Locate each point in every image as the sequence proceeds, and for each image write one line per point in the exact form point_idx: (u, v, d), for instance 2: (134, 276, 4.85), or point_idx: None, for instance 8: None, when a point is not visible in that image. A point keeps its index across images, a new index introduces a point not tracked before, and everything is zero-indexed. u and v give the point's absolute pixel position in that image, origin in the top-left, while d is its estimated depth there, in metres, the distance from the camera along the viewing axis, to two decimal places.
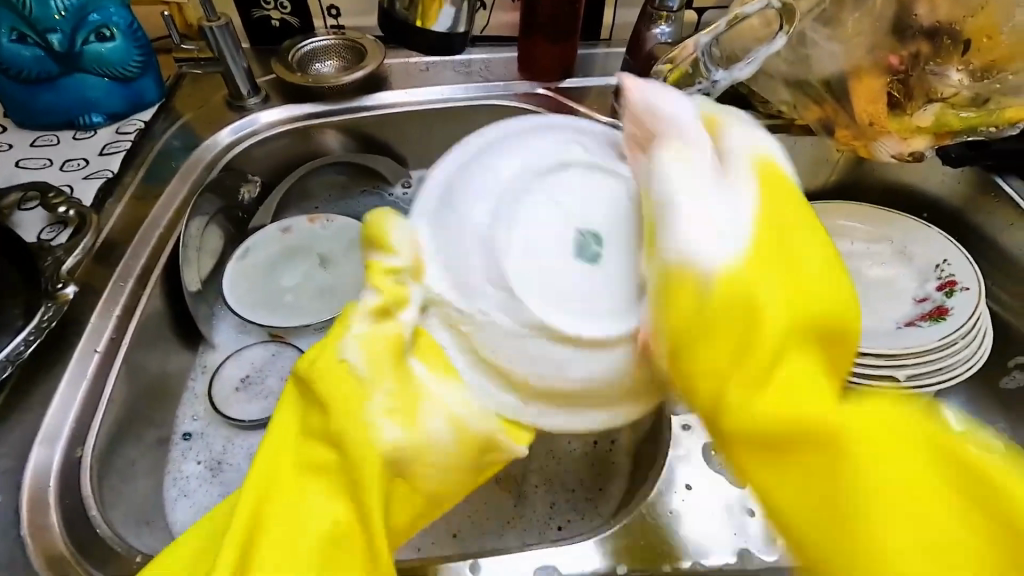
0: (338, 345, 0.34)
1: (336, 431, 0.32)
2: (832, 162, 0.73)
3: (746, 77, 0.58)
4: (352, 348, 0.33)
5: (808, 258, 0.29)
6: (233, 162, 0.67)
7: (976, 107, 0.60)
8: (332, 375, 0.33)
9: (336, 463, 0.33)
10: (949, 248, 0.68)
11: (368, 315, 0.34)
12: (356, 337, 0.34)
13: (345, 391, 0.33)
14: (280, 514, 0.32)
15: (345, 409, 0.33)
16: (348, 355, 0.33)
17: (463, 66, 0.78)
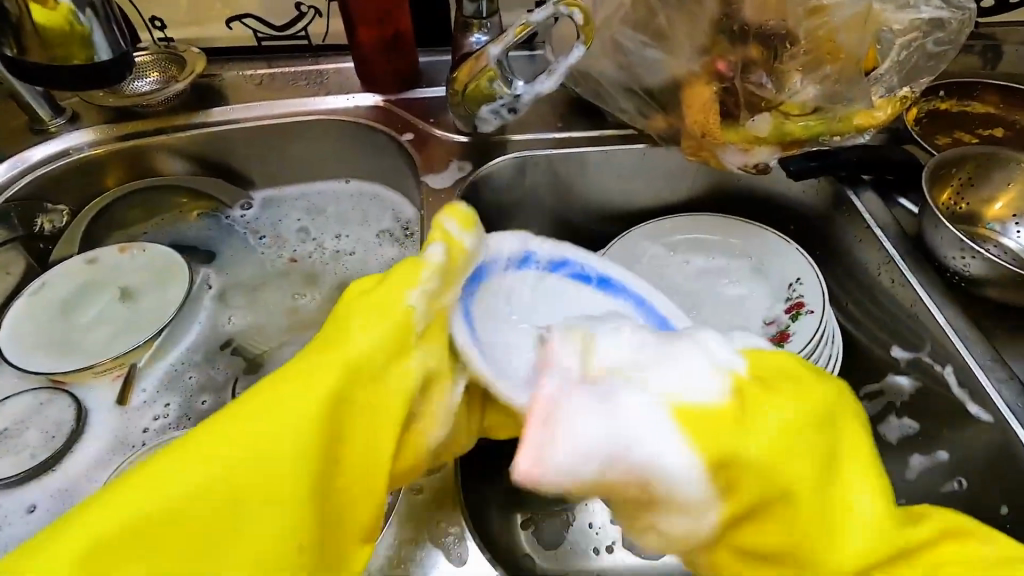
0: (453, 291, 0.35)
1: (364, 370, 0.31)
2: (690, 173, 0.68)
3: (548, 91, 0.53)
4: (417, 297, 0.33)
5: (771, 414, 0.31)
6: (23, 194, 0.62)
7: (817, 114, 0.55)
8: (394, 313, 0.32)
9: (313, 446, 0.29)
10: (804, 264, 0.63)
11: (436, 272, 0.34)
12: (428, 287, 0.34)
13: (396, 327, 0.32)
14: (247, 419, 0.29)
15: (388, 352, 0.32)
16: (415, 299, 0.33)
17: (301, 77, 0.73)
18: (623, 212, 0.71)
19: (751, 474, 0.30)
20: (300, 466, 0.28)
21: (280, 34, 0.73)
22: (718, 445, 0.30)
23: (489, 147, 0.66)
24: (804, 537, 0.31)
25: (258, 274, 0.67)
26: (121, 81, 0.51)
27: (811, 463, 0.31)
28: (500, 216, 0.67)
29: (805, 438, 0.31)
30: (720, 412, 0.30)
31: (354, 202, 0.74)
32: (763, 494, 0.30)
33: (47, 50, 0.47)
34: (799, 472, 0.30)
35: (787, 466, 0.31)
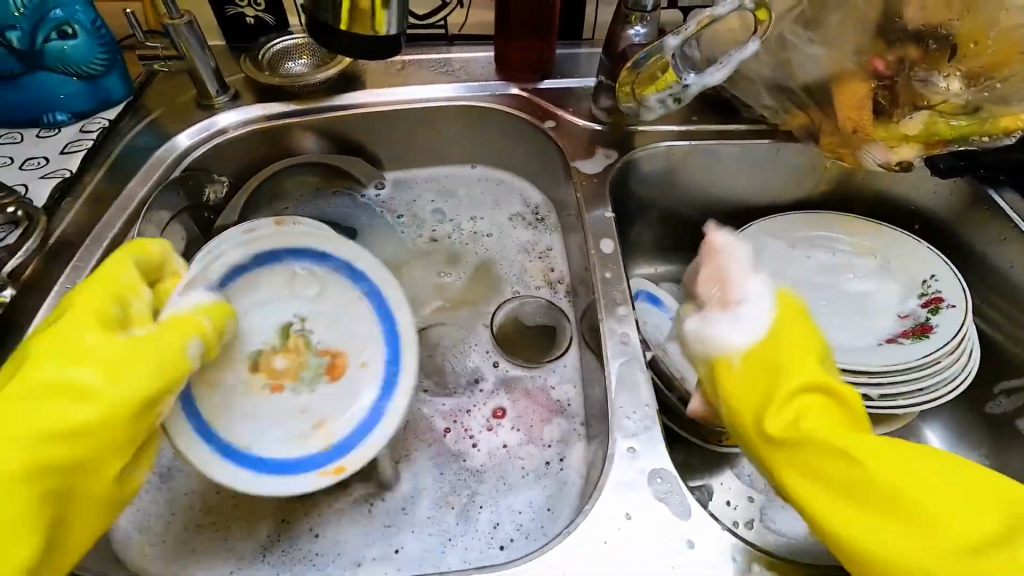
0: (186, 361, 0.39)
1: (92, 391, 0.36)
2: (820, 169, 0.70)
3: (717, 82, 0.56)
4: (196, 346, 0.40)
5: (794, 390, 0.41)
6: (198, 162, 0.66)
7: (968, 115, 0.56)
8: (140, 344, 0.38)
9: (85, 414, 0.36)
10: (936, 262, 0.64)
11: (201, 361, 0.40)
12: (202, 338, 0.40)
13: (170, 364, 0.38)
14: (17, 404, 0.35)
15: (110, 405, 0.36)
16: (195, 350, 0.39)
17: (440, 65, 0.76)
18: (747, 206, 0.73)
19: (812, 424, 0.39)
20: (108, 423, 0.36)
21: (420, 22, 0.76)
22: (817, 423, 0.40)
23: (629, 137, 0.68)
24: (881, 526, 0.36)
25: (400, 251, 0.70)
26: (391, 57, 0.45)
27: (836, 469, 0.38)
28: (633, 205, 0.70)
29: (824, 435, 0.39)
30: (824, 403, 0.41)
31: (483, 186, 0.77)
32: (835, 469, 0.38)
33: (341, 18, 0.42)
34: (845, 475, 0.38)
35: (838, 466, 0.38)
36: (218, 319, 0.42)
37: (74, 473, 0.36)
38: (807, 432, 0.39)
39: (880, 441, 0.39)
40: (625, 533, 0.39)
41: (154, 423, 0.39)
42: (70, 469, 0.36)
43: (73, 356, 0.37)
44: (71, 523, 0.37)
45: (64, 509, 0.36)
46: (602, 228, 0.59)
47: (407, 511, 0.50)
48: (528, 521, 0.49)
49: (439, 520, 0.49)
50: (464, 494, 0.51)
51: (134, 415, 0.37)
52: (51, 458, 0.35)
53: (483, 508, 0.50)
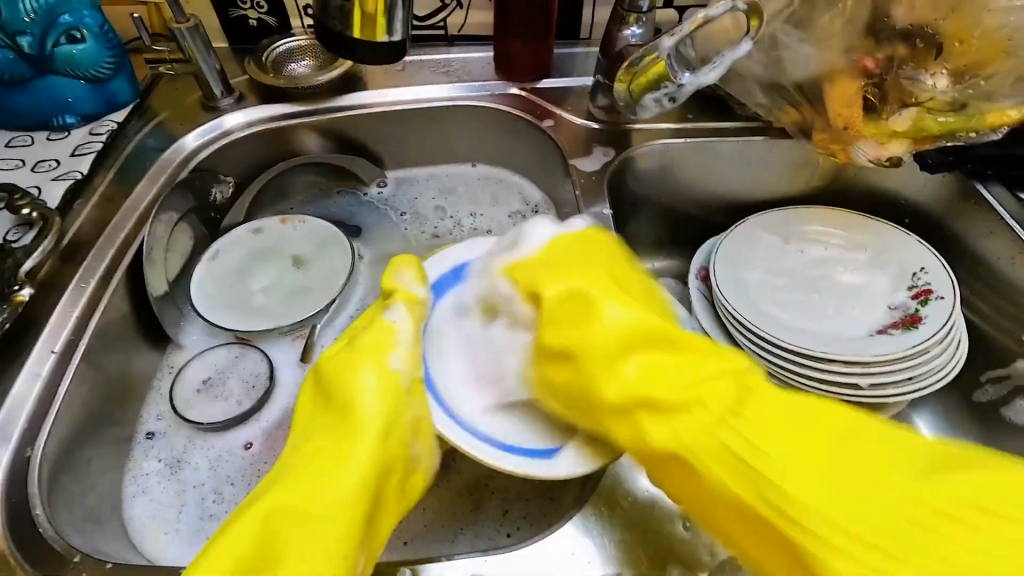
0: (384, 360, 0.41)
1: (351, 441, 0.38)
2: (813, 165, 0.72)
3: (712, 81, 0.58)
4: (399, 359, 0.41)
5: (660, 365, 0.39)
6: (205, 163, 0.67)
7: (955, 112, 0.58)
8: (378, 381, 0.40)
9: (309, 495, 0.36)
10: (926, 254, 0.66)
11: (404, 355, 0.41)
12: (404, 350, 0.41)
13: (388, 394, 0.40)
14: (264, 501, 0.36)
15: (385, 423, 0.39)
16: (397, 364, 0.41)
17: (440, 65, 0.77)
18: (742, 202, 0.75)
19: (669, 392, 0.38)
20: (339, 502, 0.36)
21: (420, 24, 0.78)
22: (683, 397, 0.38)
23: (626, 135, 0.70)
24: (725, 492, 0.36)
25: (403, 248, 0.72)
26: (398, 60, 0.49)
27: (669, 433, 0.38)
28: (630, 201, 0.72)
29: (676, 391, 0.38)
30: (665, 371, 0.39)
31: (483, 184, 0.78)
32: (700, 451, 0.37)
33: (352, 27, 0.46)
34: (674, 438, 0.37)
35: (667, 433, 0.38)
36: (409, 312, 0.43)
37: (305, 486, 0.37)
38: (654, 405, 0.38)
39: (777, 415, 0.37)
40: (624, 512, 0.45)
41: (395, 426, 0.39)
42: (303, 479, 0.37)
43: (316, 394, 0.43)
44: (296, 534, 0.35)
45: (305, 519, 0.35)
46: (601, 224, 0.60)
47: (415, 499, 0.50)
48: (534, 509, 0.50)
49: (447, 508, 0.50)
50: (473, 481, 0.51)
51: (366, 418, 0.39)
52: (277, 546, 0.35)
53: (494, 495, 0.50)
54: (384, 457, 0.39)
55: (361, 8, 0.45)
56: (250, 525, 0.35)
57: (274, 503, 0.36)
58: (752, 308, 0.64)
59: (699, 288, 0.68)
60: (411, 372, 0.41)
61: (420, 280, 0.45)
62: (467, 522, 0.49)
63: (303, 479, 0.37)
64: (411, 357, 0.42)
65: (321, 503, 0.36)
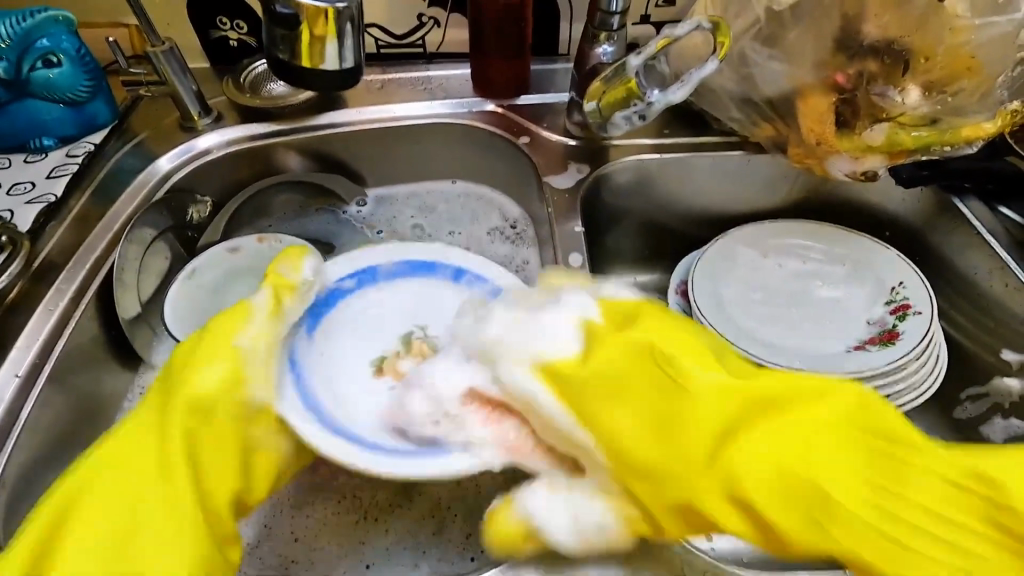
0: (234, 340, 0.43)
1: (194, 424, 0.40)
2: (791, 179, 0.71)
3: (680, 99, 0.58)
4: (244, 338, 0.44)
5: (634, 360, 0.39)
6: (180, 184, 0.68)
7: (928, 126, 0.58)
8: (225, 355, 0.42)
9: (155, 474, 0.39)
10: (906, 269, 0.65)
11: (262, 332, 0.44)
12: (254, 329, 0.44)
13: (231, 371, 0.42)
14: (91, 500, 0.38)
15: (227, 390, 0.41)
16: (241, 341, 0.43)
17: (419, 82, 0.77)
18: (721, 216, 0.74)
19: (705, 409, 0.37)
20: (169, 492, 0.38)
21: (398, 42, 0.78)
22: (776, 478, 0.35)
23: (602, 152, 0.69)
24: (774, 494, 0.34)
25: None
26: (354, 85, 0.52)
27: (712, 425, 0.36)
28: (607, 216, 0.71)
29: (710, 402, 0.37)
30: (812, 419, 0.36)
31: (462, 201, 0.78)
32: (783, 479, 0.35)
33: (300, 57, 0.49)
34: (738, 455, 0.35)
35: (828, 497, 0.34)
36: (270, 292, 0.47)
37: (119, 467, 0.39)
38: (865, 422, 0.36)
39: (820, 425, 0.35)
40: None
41: (218, 407, 0.41)
42: (128, 458, 0.40)
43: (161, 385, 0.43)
44: (90, 521, 0.37)
45: (144, 487, 0.38)
46: (572, 242, 0.61)
47: (380, 521, 0.50)
48: None
49: (413, 529, 0.50)
50: (438, 504, 0.51)
51: (210, 394, 0.41)
52: (116, 530, 0.37)
53: (458, 517, 0.50)
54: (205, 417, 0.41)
55: (308, 30, 0.47)
56: (100, 518, 0.37)
57: (112, 471, 0.39)
58: (729, 324, 0.63)
59: (679, 303, 0.67)
60: (255, 349, 0.44)
61: (270, 296, 0.46)
62: (429, 546, 0.49)
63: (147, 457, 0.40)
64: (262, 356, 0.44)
65: (115, 482, 0.38)
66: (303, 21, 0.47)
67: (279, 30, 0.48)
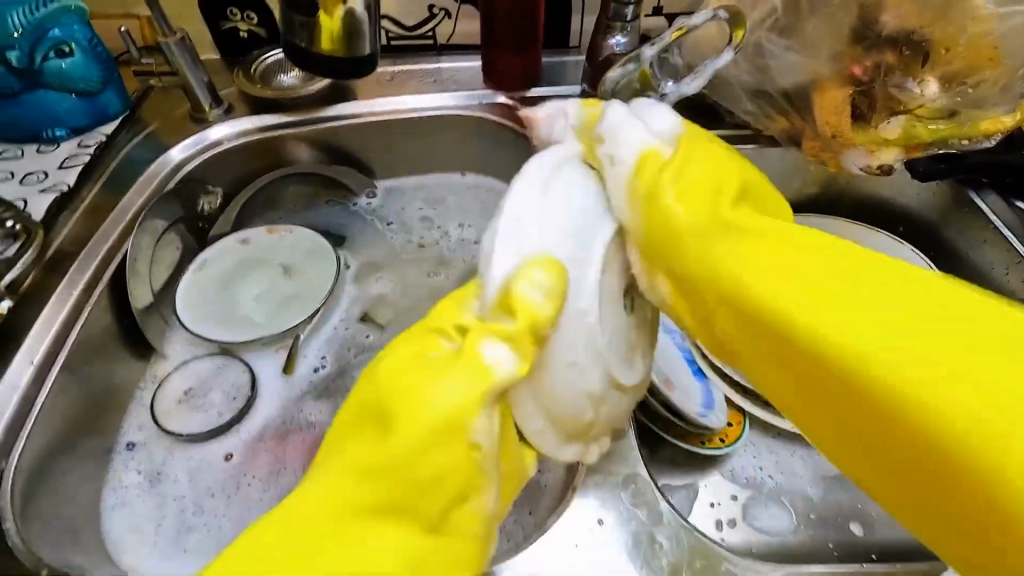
0: (475, 477, 0.31)
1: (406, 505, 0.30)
2: (804, 172, 0.71)
3: (693, 91, 0.56)
4: (454, 394, 0.29)
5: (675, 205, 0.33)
6: (192, 174, 0.68)
7: (946, 119, 0.57)
8: (456, 442, 0.30)
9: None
10: (921, 264, 0.65)
11: (506, 372, 0.30)
12: (465, 389, 0.30)
13: (466, 462, 0.30)
14: None
15: (456, 481, 0.30)
16: (450, 399, 0.29)
17: (429, 74, 0.77)
18: None
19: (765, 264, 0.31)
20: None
21: (408, 33, 0.78)
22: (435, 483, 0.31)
23: None
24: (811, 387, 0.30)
25: (390, 257, 0.72)
26: (369, 74, 0.52)
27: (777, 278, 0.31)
28: None
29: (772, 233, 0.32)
30: (759, 254, 0.31)
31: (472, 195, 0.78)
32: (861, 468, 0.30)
33: (323, 43, 0.48)
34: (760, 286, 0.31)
35: (948, 401, 0.26)
36: (514, 351, 0.30)
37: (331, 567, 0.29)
38: (730, 276, 0.32)
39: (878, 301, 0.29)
40: (593, 536, 0.44)
41: (436, 494, 0.30)
42: (307, 550, 0.29)
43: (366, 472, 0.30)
44: None
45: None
46: None
47: None
48: (512, 526, 0.50)
49: None
50: None
51: (458, 486, 0.30)
52: None
53: None
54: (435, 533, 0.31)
55: (326, 18, 0.47)
56: None
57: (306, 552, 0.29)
58: None
59: None
60: (485, 431, 0.30)
61: (518, 363, 0.30)
62: None
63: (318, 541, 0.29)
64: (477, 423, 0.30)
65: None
66: (321, 11, 0.47)
67: (299, 17, 0.48)
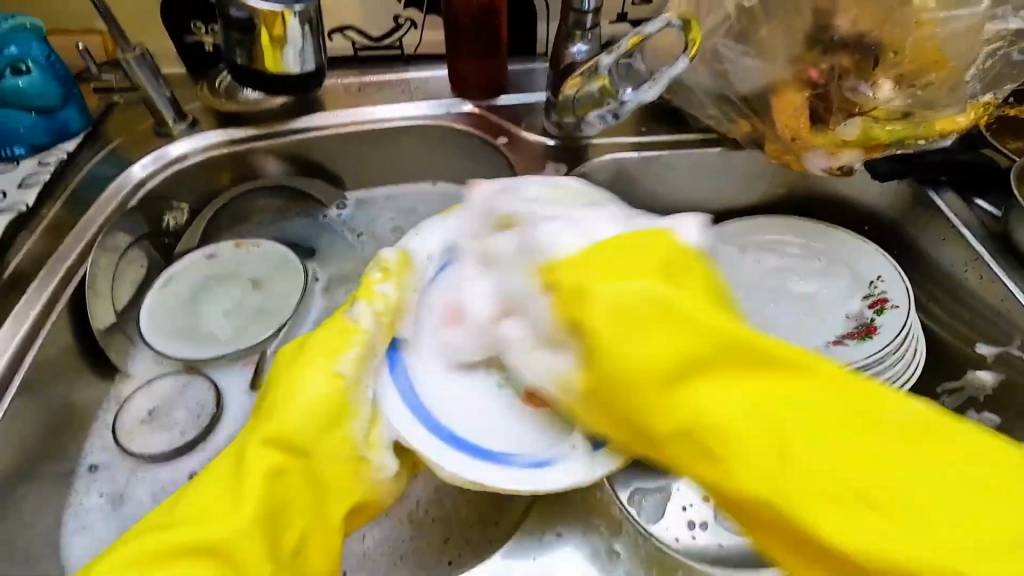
0: (347, 421, 0.41)
1: (303, 441, 0.39)
2: (770, 174, 0.71)
3: (652, 99, 0.59)
4: (344, 363, 0.41)
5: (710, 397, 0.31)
6: (155, 192, 0.67)
7: (902, 119, 0.58)
8: (326, 385, 0.40)
9: (246, 509, 0.36)
10: (885, 263, 0.65)
11: (360, 325, 0.43)
12: (352, 354, 0.42)
13: (328, 404, 0.40)
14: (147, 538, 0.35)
15: (324, 425, 0.40)
16: (341, 367, 0.41)
17: (398, 84, 0.77)
18: (703, 214, 0.74)
19: (726, 425, 0.31)
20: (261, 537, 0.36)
21: (376, 44, 0.78)
22: (677, 346, 0.32)
23: (581, 150, 0.69)
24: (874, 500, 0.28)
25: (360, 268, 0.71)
26: (318, 87, 0.52)
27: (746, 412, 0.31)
28: None
29: (751, 395, 0.31)
30: (739, 399, 0.31)
31: (443, 203, 0.78)
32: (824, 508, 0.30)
33: (262, 59, 0.49)
34: (746, 450, 0.30)
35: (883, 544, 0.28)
36: (371, 308, 0.43)
37: (216, 512, 0.36)
38: (712, 424, 0.31)
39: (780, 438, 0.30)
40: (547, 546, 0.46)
41: (325, 433, 0.40)
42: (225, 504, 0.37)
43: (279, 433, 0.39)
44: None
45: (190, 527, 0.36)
46: None
47: (356, 527, 0.50)
48: (477, 537, 0.49)
49: (392, 534, 0.50)
50: (420, 508, 0.51)
51: (316, 436, 0.40)
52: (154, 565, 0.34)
53: (435, 521, 0.50)
54: (319, 472, 0.39)
55: (266, 32, 0.47)
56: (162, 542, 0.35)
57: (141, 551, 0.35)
58: None
59: None
60: (357, 379, 0.42)
61: (369, 310, 0.43)
62: (410, 551, 0.49)
63: (219, 472, 0.38)
64: (354, 357, 0.42)
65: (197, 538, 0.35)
66: (261, 25, 0.47)
67: (236, 36, 0.48)
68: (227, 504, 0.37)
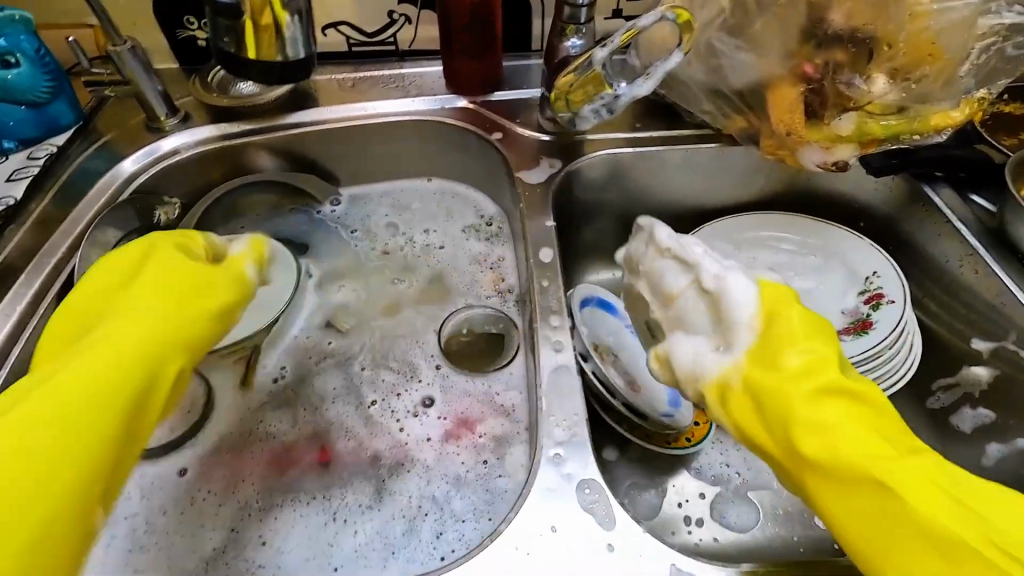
0: (208, 297, 0.48)
1: (170, 305, 0.47)
2: (765, 170, 0.71)
3: (645, 93, 0.59)
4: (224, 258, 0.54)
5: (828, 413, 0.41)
6: (147, 185, 0.67)
7: (897, 114, 0.58)
8: (175, 263, 0.49)
9: (117, 356, 0.42)
10: (880, 261, 0.65)
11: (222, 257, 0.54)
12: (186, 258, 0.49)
13: (175, 271, 0.48)
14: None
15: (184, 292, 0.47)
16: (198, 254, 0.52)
17: (392, 80, 0.76)
18: (698, 210, 0.74)
19: (840, 448, 0.39)
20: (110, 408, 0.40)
21: (369, 39, 0.77)
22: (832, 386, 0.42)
23: (575, 146, 0.69)
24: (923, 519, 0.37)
25: (352, 264, 0.70)
26: (304, 77, 0.52)
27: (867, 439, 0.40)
28: (583, 211, 0.71)
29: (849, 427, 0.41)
30: (857, 419, 0.41)
31: (437, 199, 0.77)
32: (878, 501, 0.38)
33: (246, 46, 0.48)
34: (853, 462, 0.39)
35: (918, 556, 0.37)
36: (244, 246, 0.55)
37: (69, 380, 0.40)
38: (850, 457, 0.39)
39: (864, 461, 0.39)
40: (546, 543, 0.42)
41: (186, 305, 0.47)
42: (85, 382, 0.40)
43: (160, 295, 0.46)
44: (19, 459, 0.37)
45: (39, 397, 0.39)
46: (543, 237, 0.61)
47: (349, 522, 0.50)
48: (470, 531, 0.49)
49: (384, 529, 0.49)
50: (416, 506, 0.51)
51: (182, 293, 0.47)
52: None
53: (428, 516, 0.50)
54: (177, 329, 0.46)
55: (252, 21, 0.47)
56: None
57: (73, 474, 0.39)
58: None
59: None
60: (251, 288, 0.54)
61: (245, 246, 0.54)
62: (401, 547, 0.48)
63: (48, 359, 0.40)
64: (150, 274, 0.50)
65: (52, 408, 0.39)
66: (246, 13, 0.47)
67: (222, 21, 0.47)
68: (76, 371, 0.41)
